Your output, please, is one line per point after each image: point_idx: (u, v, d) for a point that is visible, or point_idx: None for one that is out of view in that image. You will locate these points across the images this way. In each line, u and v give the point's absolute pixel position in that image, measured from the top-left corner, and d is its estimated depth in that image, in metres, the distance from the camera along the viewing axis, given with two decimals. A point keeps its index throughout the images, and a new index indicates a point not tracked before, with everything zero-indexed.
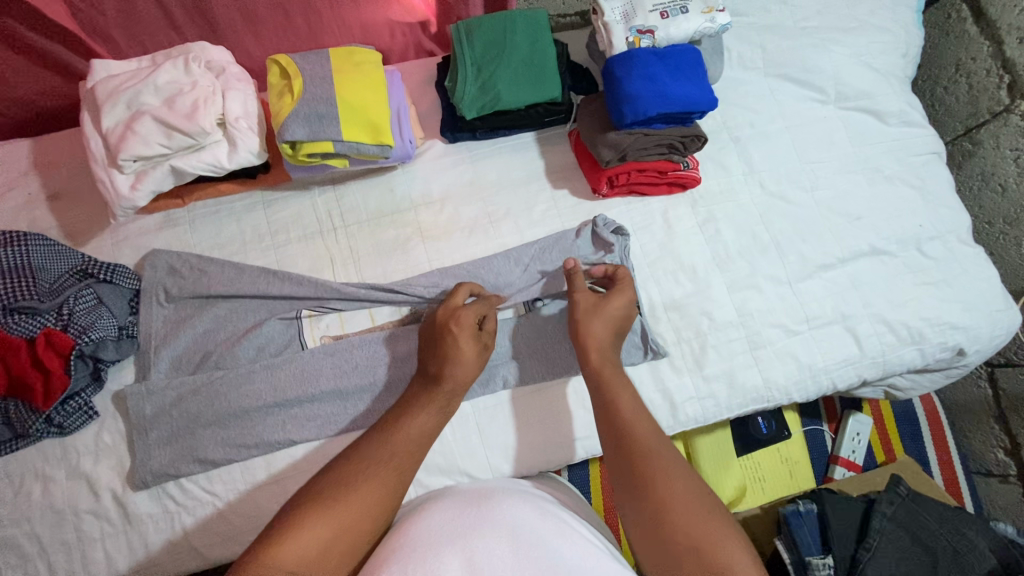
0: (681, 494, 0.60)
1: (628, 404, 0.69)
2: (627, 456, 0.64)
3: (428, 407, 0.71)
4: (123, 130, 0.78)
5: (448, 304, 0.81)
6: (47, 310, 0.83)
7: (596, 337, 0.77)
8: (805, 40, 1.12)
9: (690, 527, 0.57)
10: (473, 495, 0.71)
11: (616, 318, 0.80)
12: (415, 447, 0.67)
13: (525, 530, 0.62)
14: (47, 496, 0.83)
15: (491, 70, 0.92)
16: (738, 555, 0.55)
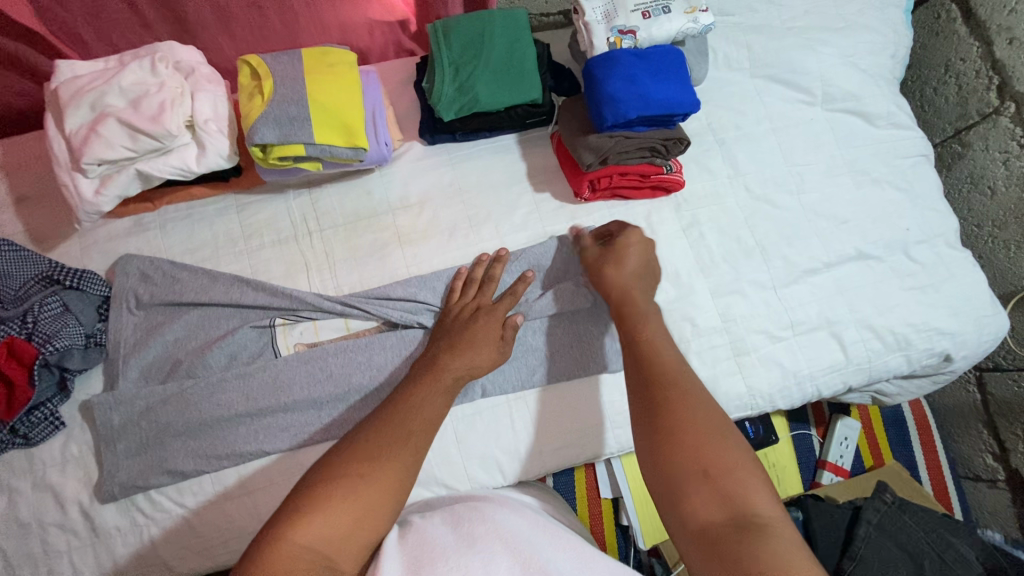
0: (700, 420, 0.62)
1: (656, 341, 0.73)
2: (652, 381, 0.67)
3: (446, 381, 0.75)
4: (86, 133, 0.76)
5: (481, 296, 0.88)
6: (11, 318, 0.81)
7: (620, 283, 0.82)
8: (792, 40, 1.10)
9: (709, 450, 0.59)
10: (456, 512, 0.69)
11: (635, 267, 0.84)
12: (438, 415, 0.71)
13: (521, 541, 0.61)
14: (12, 509, 0.81)
15: (469, 71, 0.90)
16: (753, 480, 0.58)
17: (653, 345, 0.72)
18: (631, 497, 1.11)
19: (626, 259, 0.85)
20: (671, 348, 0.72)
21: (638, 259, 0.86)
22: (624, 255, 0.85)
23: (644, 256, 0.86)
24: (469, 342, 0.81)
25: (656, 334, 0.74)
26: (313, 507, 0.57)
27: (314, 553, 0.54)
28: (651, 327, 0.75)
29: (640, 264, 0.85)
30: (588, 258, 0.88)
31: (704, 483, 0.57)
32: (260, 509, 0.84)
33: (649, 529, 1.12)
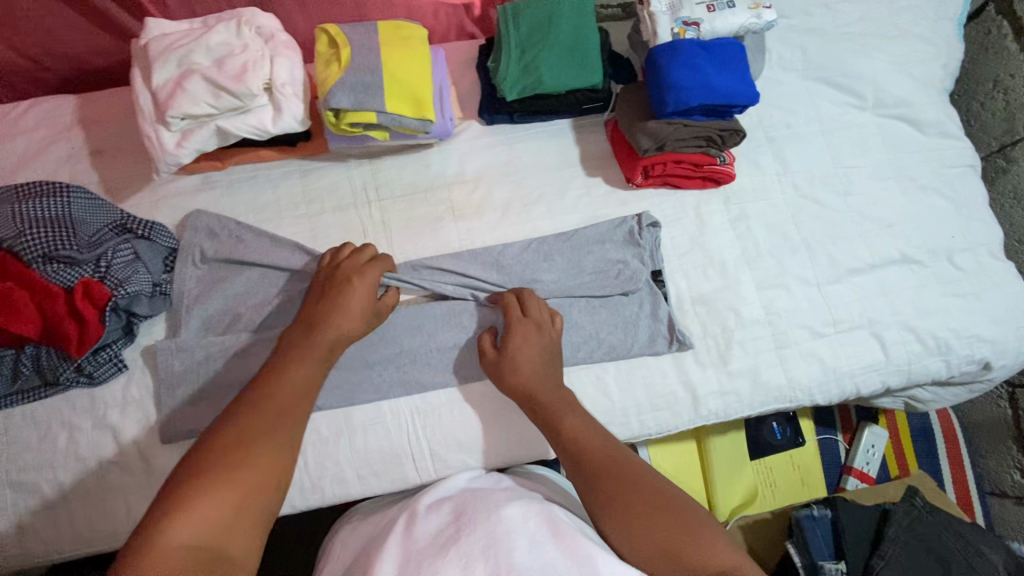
0: (647, 500, 0.69)
1: (578, 434, 0.78)
2: (591, 478, 0.73)
3: (326, 352, 0.77)
4: (173, 88, 0.79)
5: (344, 259, 0.86)
6: (85, 262, 0.84)
7: (522, 382, 0.83)
8: (845, 44, 1.12)
9: (660, 529, 0.66)
10: (464, 501, 0.74)
11: (528, 366, 0.84)
12: (303, 390, 0.72)
13: (526, 535, 0.65)
14: (73, 445, 0.84)
15: (535, 54, 0.92)
16: (707, 538, 0.65)
17: (578, 436, 0.77)
18: None
19: (516, 363, 0.83)
20: (595, 433, 0.78)
21: (534, 347, 0.85)
22: (514, 356, 0.84)
23: (534, 344, 0.85)
24: (337, 309, 0.80)
25: (577, 420, 0.79)
26: (198, 496, 0.57)
27: (195, 547, 0.54)
28: (574, 414, 0.80)
29: (535, 355, 0.84)
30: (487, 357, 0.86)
31: (669, 563, 0.64)
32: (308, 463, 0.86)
33: None
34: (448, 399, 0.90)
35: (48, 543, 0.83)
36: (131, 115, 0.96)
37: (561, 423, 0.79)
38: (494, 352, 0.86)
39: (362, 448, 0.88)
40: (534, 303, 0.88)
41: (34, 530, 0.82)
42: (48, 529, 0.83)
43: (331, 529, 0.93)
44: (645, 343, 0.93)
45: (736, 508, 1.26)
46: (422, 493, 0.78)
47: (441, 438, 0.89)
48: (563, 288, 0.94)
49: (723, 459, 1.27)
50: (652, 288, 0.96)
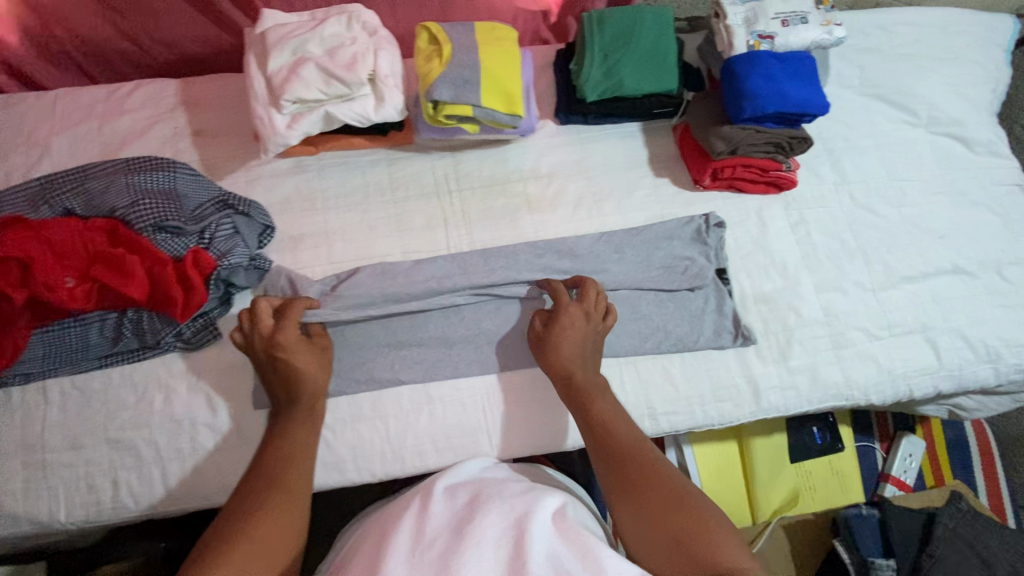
0: (662, 491, 0.72)
1: (607, 418, 0.81)
2: (615, 462, 0.77)
3: (311, 421, 0.82)
4: (288, 74, 0.85)
5: (260, 328, 0.84)
6: (190, 234, 0.90)
7: (562, 357, 0.86)
8: (900, 65, 1.18)
9: (676, 519, 0.70)
10: (481, 489, 0.76)
11: (572, 349, 0.86)
12: (297, 451, 0.78)
13: (540, 527, 0.67)
14: (167, 406, 0.89)
15: (617, 58, 0.98)
16: (722, 536, 0.68)
17: (607, 419, 0.81)
18: (701, 484, 1.26)
19: (562, 343, 0.86)
20: (621, 421, 0.81)
21: (580, 335, 0.87)
22: (557, 337, 0.86)
23: (579, 328, 0.87)
24: (296, 381, 0.82)
25: (606, 408, 0.82)
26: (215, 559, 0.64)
27: None
28: (603, 402, 0.83)
29: (579, 342, 0.87)
30: (533, 333, 0.90)
31: (679, 551, 0.68)
32: (389, 433, 0.91)
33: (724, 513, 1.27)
34: (521, 380, 0.94)
35: (141, 498, 0.87)
36: (231, 101, 1.02)
37: (592, 407, 0.82)
38: (542, 327, 0.89)
39: (439, 422, 0.91)
40: (591, 292, 0.90)
41: (128, 485, 0.86)
42: (142, 485, 0.87)
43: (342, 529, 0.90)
44: (711, 336, 0.97)
45: (777, 509, 1.29)
46: (421, 487, 0.79)
47: (514, 417, 0.93)
48: (633, 280, 0.98)
49: (765, 460, 1.29)
50: (717, 284, 1.00)
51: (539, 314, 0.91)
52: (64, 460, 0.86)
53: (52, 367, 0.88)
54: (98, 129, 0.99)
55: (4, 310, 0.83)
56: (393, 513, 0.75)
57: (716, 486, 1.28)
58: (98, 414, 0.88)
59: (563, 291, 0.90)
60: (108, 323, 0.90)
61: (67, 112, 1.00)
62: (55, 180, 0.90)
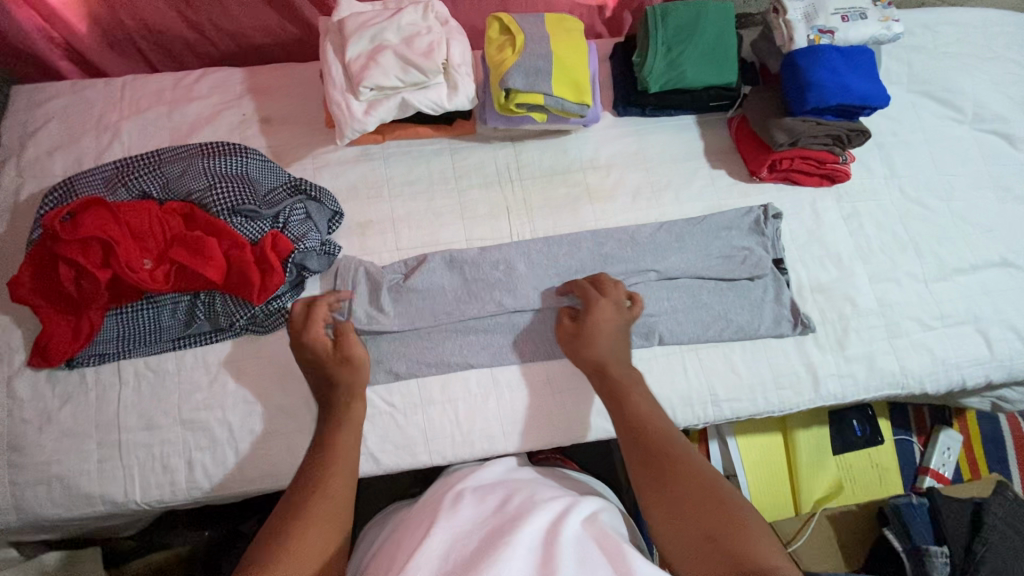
0: (694, 485, 0.68)
1: (640, 412, 0.78)
2: (646, 455, 0.73)
3: (349, 423, 0.78)
4: (366, 60, 0.86)
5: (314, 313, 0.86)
6: (265, 218, 0.91)
7: (598, 351, 0.86)
8: (946, 63, 1.20)
9: (707, 514, 0.65)
10: (512, 493, 0.73)
11: (604, 342, 0.86)
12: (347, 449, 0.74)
13: (571, 535, 0.64)
14: (240, 387, 0.90)
15: (680, 50, 1.01)
16: (756, 534, 0.63)
17: (640, 414, 0.77)
18: (745, 476, 1.25)
19: (592, 336, 0.86)
20: (655, 415, 0.78)
21: (610, 328, 0.87)
22: (590, 332, 0.87)
23: (613, 318, 0.87)
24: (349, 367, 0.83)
25: (642, 402, 0.79)
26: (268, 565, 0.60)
27: None
28: (639, 396, 0.80)
29: (614, 331, 0.87)
30: (563, 330, 0.90)
31: (710, 548, 0.62)
32: (457, 417, 0.92)
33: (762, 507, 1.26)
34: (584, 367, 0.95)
35: (214, 479, 0.87)
36: (299, 90, 1.04)
37: (628, 399, 0.80)
38: (570, 325, 0.90)
39: (506, 407, 0.93)
40: (611, 284, 0.91)
41: (202, 465, 0.87)
42: (216, 466, 0.87)
43: (367, 526, 0.89)
44: (771, 324, 0.99)
45: (820, 499, 1.29)
46: (452, 491, 0.75)
47: (579, 403, 0.94)
48: (693, 269, 0.99)
49: (808, 452, 1.30)
50: (776, 274, 1.02)
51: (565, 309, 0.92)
52: (139, 441, 0.87)
53: (126, 348, 0.89)
54: (167, 116, 1.00)
55: (86, 290, 0.84)
56: (424, 514, 0.72)
57: (761, 477, 1.27)
58: (171, 395, 0.89)
59: (587, 282, 0.92)
60: (180, 305, 0.90)
61: (136, 99, 1.01)
62: (130, 164, 0.92)
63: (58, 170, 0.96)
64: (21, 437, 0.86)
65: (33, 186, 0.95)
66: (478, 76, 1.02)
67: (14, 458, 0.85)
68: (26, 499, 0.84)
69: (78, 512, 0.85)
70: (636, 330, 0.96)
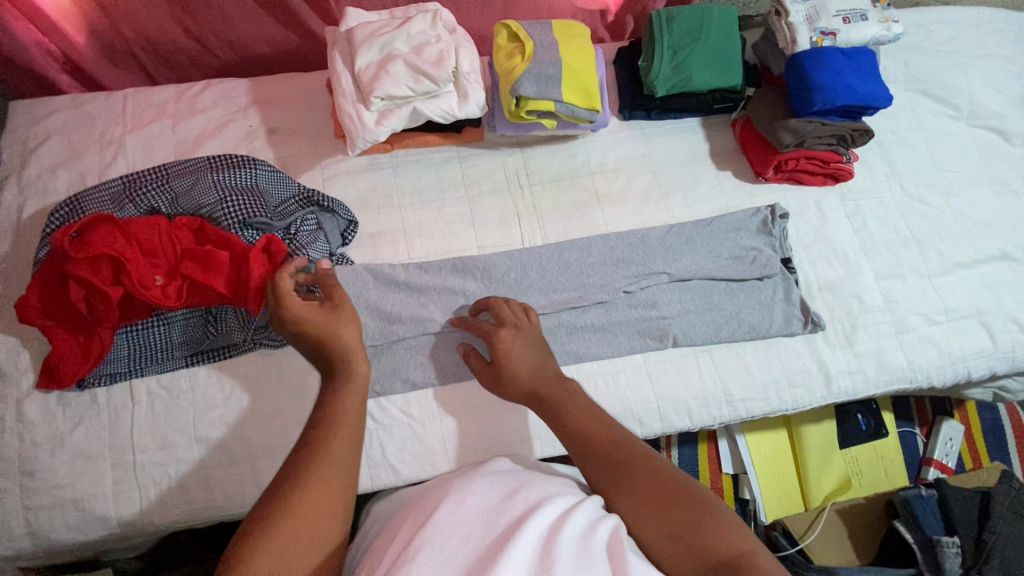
0: (655, 484, 0.64)
1: (580, 417, 0.72)
2: (598, 460, 0.68)
3: (353, 384, 0.68)
4: (377, 71, 0.86)
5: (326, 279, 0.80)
6: (276, 230, 0.91)
7: (522, 381, 0.78)
8: (942, 61, 1.22)
9: (668, 510, 0.62)
10: (516, 480, 0.68)
11: (523, 370, 0.79)
12: (354, 421, 0.65)
13: (573, 532, 0.59)
14: (257, 403, 0.89)
15: (686, 54, 1.02)
16: (720, 521, 0.61)
17: (582, 420, 0.72)
18: (756, 473, 1.26)
19: (510, 368, 0.79)
20: (598, 418, 0.72)
21: (523, 352, 0.81)
22: (504, 367, 0.80)
23: (520, 340, 0.82)
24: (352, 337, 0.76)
25: (581, 408, 0.73)
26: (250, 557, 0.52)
27: None
28: (578, 403, 0.74)
29: (527, 353, 0.81)
30: (478, 372, 0.83)
31: (677, 545, 0.60)
32: (475, 425, 0.92)
33: (770, 504, 1.26)
34: (600, 371, 0.96)
35: (233, 497, 0.86)
36: (305, 101, 1.03)
37: (567, 408, 0.74)
38: (484, 362, 0.83)
39: (522, 414, 0.93)
40: (505, 307, 0.87)
41: (220, 483, 0.86)
42: (233, 483, 0.86)
43: (364, 509, 0.88)
44: (782, 324, 1.00)
45: (829, 495, 1.29)
46: (446, 483, 0.70)
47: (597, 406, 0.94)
48: (703, 270, 1.00)
49: (817, 448, 1.30)
50: (785, 273, 1.03)
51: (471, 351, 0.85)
52: (154, 460, 0.86)
53: (138, 367, 0.88)
54: (171, 129, 0.99)
55: (98, 310, 0.83)
56: (432, 493, 0.68)
57: (770, 473, 1.28)
58: (185, 413, 0.88)
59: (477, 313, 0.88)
60: (191, 321, 0.89)
61: (138, 112, 1.00)
62: (136, 179, 0.90)
63: (62, 187, 0.94)
64: (33, 461, 0.84)
65: (37, 204, 0.93)
66: (486, 82, 1.02)
67: (27, 483, 0.84)
68: (40, 524, 0.83)
69: (94, 535, 0.84)
70: (650, 333, 0.97)
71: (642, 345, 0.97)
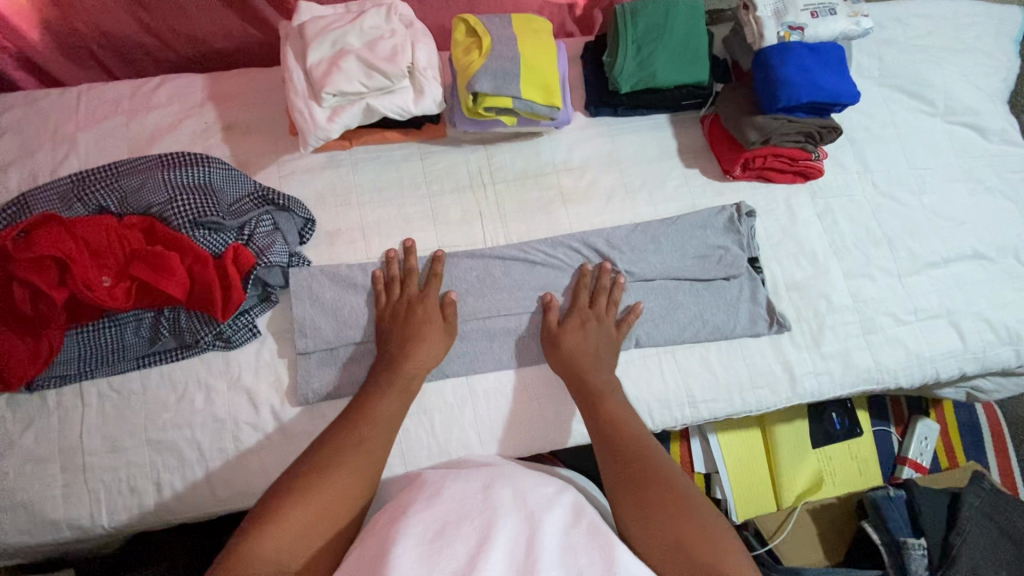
0: (669, 493, 0.72)
1: (617, 417, 0.82)
2: (622, 460, 0.77)
3: (397, 388, 0.83)
4: (328, 66, 0.84)
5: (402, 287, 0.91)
6: (229, 229, 0.89)
7: (573, 354, 0.88)
8: (917, 55, 1.20)
9: (675, 521, 0.69)
10: (493, 475, 0.72)
11: (587, 348, 0.89)
12: (390, 416, 0.80)
13: (554, 530, 0.63)
14: (209, 405, 0.87)
15: (651, 50, 1.00)
16: (723, 544, 0.67)
17: (617, 422, 0.82)
18: (727, 472, 1.26)
19: (575, 340, 0.89)
20: (630, 424, 0.82)
21: (590, 334, 0.91)
22: (566, 338, 0.90)
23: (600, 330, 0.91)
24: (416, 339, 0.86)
25: (615, 411, 0.83)
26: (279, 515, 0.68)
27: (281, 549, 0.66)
28: (616, 403, 0.84)
29: (593, 338, 0.90)
30: (546, 330, 0.92)
31: (678, 556, 0.66)
32: (432, 427, 0.91)
33: (741, 504, 1.26)
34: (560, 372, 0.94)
35: (185, 501, 0.85)
36: (263, 96, 1.01)
37: (604, 407, 0.83)
38: (555, 324, 0.92)
39: (480, 416, 0.91)
40: (605, 292, 0.95)
41: (172, 487, 0.85)
42: (185, 486, 0.85)
43: None
44: (747, 324, 0.98)
45: (801, 494, 1.28)
46: (442, 471, 0.76)
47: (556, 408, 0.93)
48: (667, 269, 0.99)
49: (789, 448, 1.29)
50: (751, 273, 1.02)
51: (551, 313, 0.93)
52: (105, 464, 0.85)
53: (88, 369, 0.86)
54: (125, 126, 0.97)
55: (44, 312, 0.81)
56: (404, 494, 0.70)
57: (742, 473, 1.27)
58: (137, 415, 0.86)
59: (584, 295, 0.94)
60: (144, 322, 0.88)
61: (91, 109, 0.98)
62: (86, 177, 0.88)
63: (12, 186, 0.93)
64: None
65: None
66: (447, 78, 1.00)
67: None
68: None
69: (44, 539, 0.83)
70: None
71: None
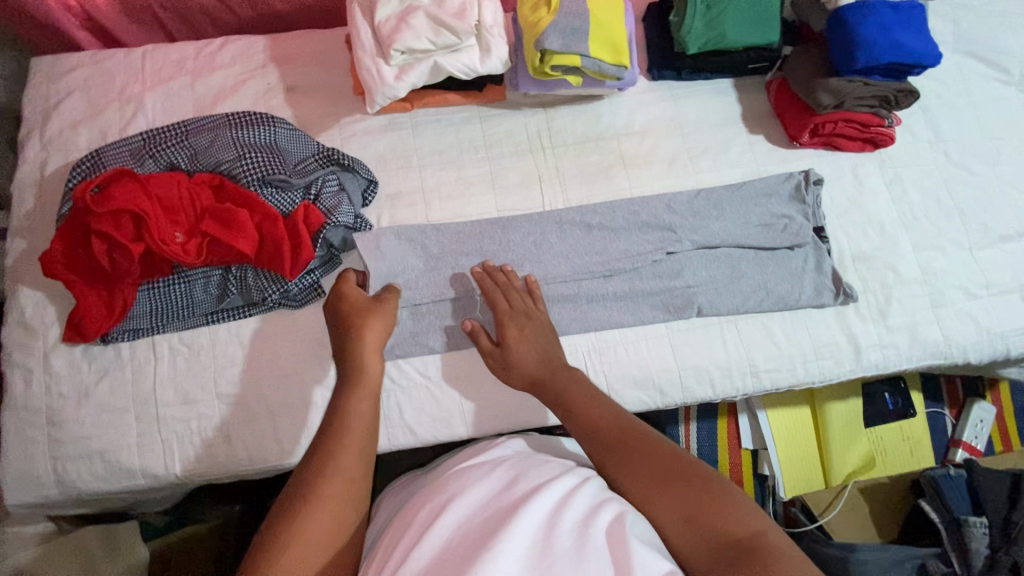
0: (660, 468, 0.63)
1: (587, 402, 0.73)
2: (603, 445, 0.67)
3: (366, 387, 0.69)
4: (397, 23, 0.84)
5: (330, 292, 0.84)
6: (296, 189, 0.90)
7: (527, 370, 0.81)
8: (995, 21, 1.15)
9: (677, 490, 0.61)
10: (518, 466, 0.66)
11: (533, 357, 0.82)
12: (368, 422, 0.66)
13: (572, 529, 0.56)
14: (276, 362, 0.89)
15: (721, 8, 0.96)
16: (733, 503, 0.59)
17: (587, 407, 0.72)
18: (776, 448, 1.24)
19: (520, 354, 0.82)
20: (604, 406, 0.72)
21: (534, 339, 0.83)
22: (512, 356, 0.82)
23: (542, 332, 0.84)
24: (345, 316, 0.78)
25: (584, 397, 0.74)
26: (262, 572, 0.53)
27: None
28: (582, 392, 0.75)
29: (537, 344, 0.83)
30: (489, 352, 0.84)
31: (688, 524, 0.59)
32: (493, 390, 0.91)
33: (789, 481, 1.24)
34: (621, 339, 0.94)
35: (252, 453, 0.87)
36: (324, 58, 1.01)
37: (572, 396, 0.74)
38: (492, 347, 0.84)
39: None
40: (519, 292, 0.87)
41: (240, 439, 0.87)
42: (253, 439, 0.87)
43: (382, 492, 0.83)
44: (812, 295, 0.96)
45: (851, 473, 1.26)
46: (466, 462, 0.69)
47: (616, 374, 0.92)
48: (731, 236, 0.97)
49: (841, 425, 1.27)
50: (817, 242, 0.99)
51: (484, 335, 0.85)
52: (177, 415, 0.87)
53: (159, 324, 0.88)
54: (190, 86, 0.98)
55: (118, 264, 0.83)
56: (434, 487, 0.65)
57: (791, 449, 1.26)
58: (207, 369, 0.88)
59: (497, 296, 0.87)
60: (212, 280, 0.89)
61: (158, 69, 0.99)
62: (156, 136, 0.90)
63: (84, 143, 0.94)
64: (60, 412, 0.86)
65: (59, 160, 0.94)
66: (510, 38, 0.98)
67: (54, 433, 0.85)
68: (68, 473, 0.85)
69: (119, 485, 0.86)
70: (673, 301, 0.94)
71: (663, 314, 0.94)
